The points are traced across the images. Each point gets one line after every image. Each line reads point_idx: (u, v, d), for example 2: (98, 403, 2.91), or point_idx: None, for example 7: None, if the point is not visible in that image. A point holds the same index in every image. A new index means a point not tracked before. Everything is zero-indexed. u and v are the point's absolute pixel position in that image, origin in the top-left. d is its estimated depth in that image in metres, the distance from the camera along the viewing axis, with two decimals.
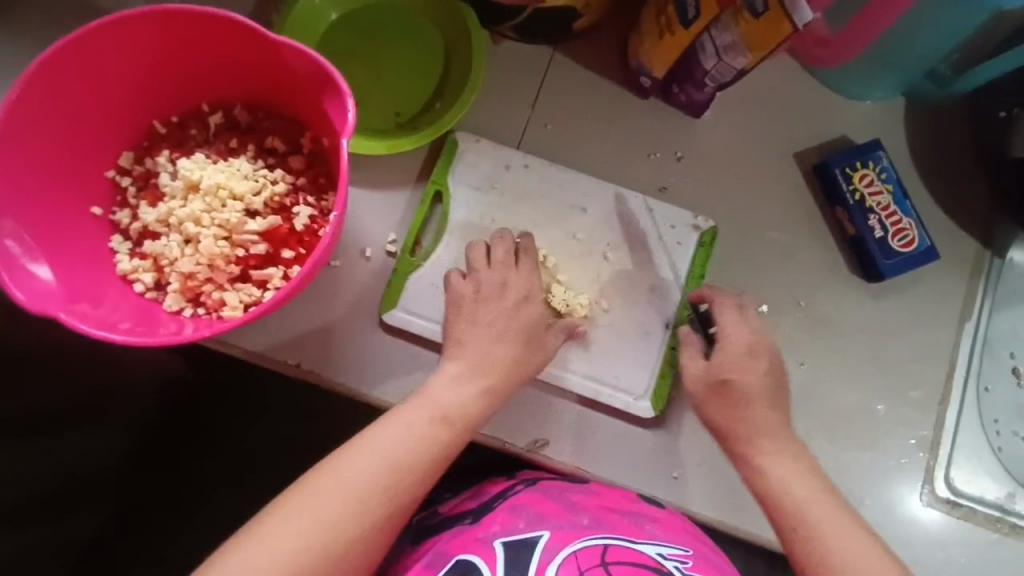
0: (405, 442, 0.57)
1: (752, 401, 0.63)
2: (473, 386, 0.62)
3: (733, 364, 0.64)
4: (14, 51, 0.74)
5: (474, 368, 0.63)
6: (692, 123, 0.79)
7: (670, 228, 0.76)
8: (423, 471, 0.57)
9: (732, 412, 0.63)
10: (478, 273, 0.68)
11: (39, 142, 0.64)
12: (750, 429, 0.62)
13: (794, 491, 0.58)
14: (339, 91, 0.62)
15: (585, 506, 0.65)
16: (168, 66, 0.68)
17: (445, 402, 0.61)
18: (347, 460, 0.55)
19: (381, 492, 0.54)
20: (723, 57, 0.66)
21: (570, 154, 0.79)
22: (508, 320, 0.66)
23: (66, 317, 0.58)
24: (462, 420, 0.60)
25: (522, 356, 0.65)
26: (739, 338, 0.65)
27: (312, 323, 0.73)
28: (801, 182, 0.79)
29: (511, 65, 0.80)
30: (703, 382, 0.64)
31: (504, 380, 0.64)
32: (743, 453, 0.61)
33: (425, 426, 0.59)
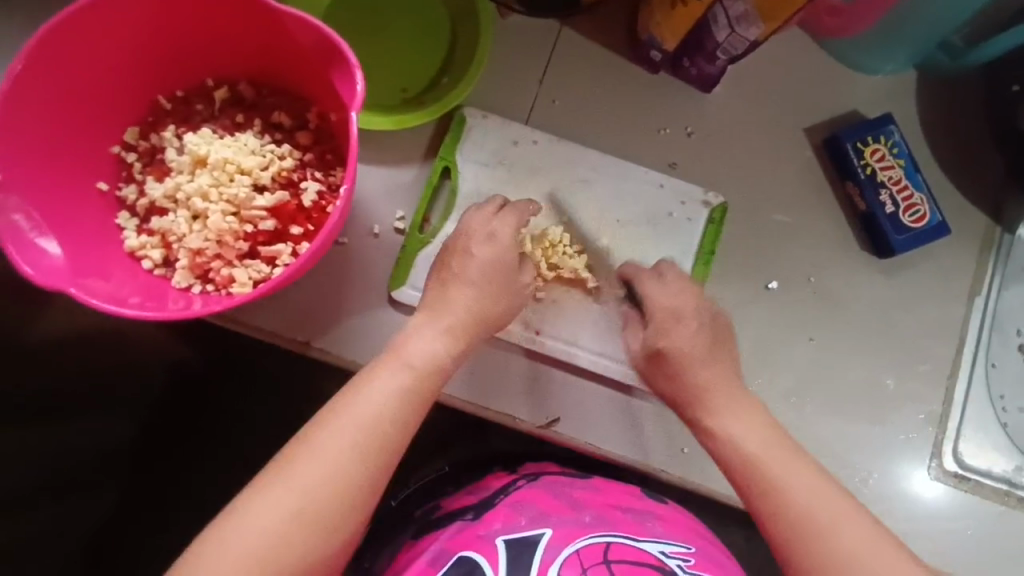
0: (373, 401, 0.56)
1: (691, 360, 0.63)
2: (435, 330, 0.61)
3: (665, 332, 0.65)
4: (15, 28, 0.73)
5: (437, 315, 0.62)
6: (703, 98, 0.78)
7: (680, 204, 0.76)
8: (395, 424, 0.55)
9: (675, 381, 0.64)
10: (460, 227, 0.67)
11: (43, 115, 0.63)
12: (693, 395, 0.62)
13: (742, 443, 0.59)
14: (346, 63, 0.62)
15: (588, 503, 0.68)
16: (171, 39, 0.67)
17: (407, 351, 0.60)
18: (319, 429, 0.54)
19: (357, 454, 0.53)
20: (735, 28, 0.65)
21: (578, 130, 0.78)
22: (472, 263, 0.64)
23: (76, 292, 0.58)
24: (428, 367, 0.59)
25: (489, 297, 0.64)
26: (662, 300, 0.67)
27: (321, 301, 0.73)
28: (812, 158, 0.78)
29: (519, 39, 0.79)
30: (647, 355, 0.66)
31: (471, 323, 0.63)
32: (692, 415, 0.62)
33: (391, 379, 0.57)
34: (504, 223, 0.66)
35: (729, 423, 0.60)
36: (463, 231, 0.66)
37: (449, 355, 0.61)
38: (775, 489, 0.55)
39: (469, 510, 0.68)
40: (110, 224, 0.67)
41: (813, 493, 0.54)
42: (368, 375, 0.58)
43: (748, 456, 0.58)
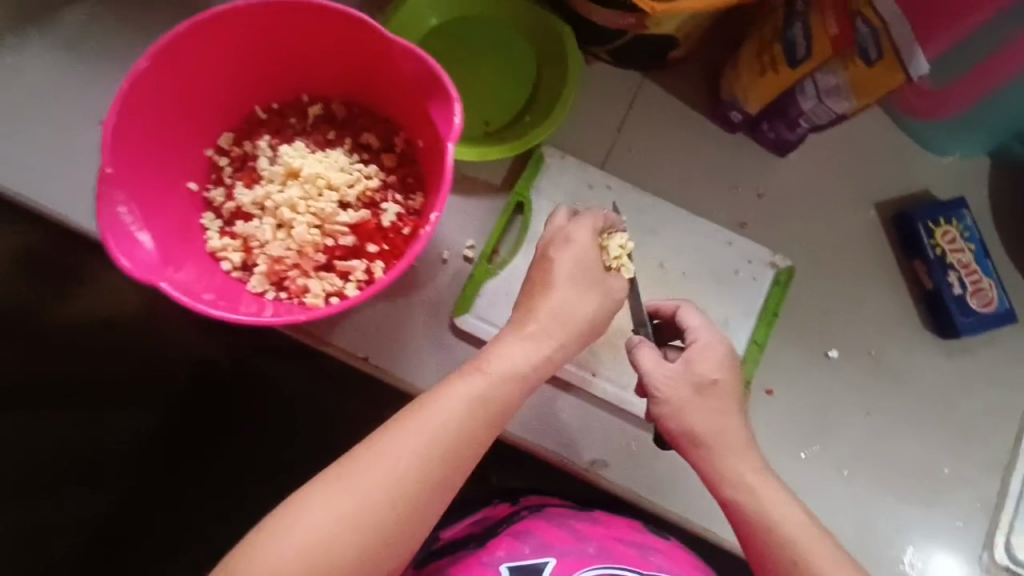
0: (453, 405, 0.55)
1: (728, 400, 0.60)
2: (523, 341, 0.60)
3: (711, 363, 0.61)
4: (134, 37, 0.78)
5: (526, 327, 0.60)
6: (777, 161, 0.79)
7: (747, 263, 0.76)
8: (472, 434, 0.55)
9: (716, 421, 0.59)
10: (551, 236, 0.64)
11: (153, 114, 0.65)
12: (727, 443, 0.59)
13: (779, 506, 0.57)
14: (445, 95, 0.64)
15: (593, 534, 0.69)
16: (278, 54, 0.69)
17: (495, 360, 0.58)
18: (391, 430, 0.54)
19: (424, 467, 0.53)
20: (824, 100, 0.67)
21: (652, 179, 0.79)
22: (568, 264, 0.62)
23: (165, 287, 0.59)
24: (512, 377, 0.58)
25: (574, 302, 0.61)
26: (711, 335, 0.62)
27: (387, 322, 0.74)
28: (880, 233, 0.79)
29: (602, 87, 0.81)
30: (689, 384, 0.60)
31: (575, 331, 0.61)
32: (720, 466, 0.59)
33: (475, 397, 0.56)
34: (587, 226, 0.64)
35: (760, 479, 0.58)
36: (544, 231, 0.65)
37: (536, 367, 0.59)
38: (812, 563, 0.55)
39: (472, 541, 0.70)
40: (195, 223, 0.69)
41: None
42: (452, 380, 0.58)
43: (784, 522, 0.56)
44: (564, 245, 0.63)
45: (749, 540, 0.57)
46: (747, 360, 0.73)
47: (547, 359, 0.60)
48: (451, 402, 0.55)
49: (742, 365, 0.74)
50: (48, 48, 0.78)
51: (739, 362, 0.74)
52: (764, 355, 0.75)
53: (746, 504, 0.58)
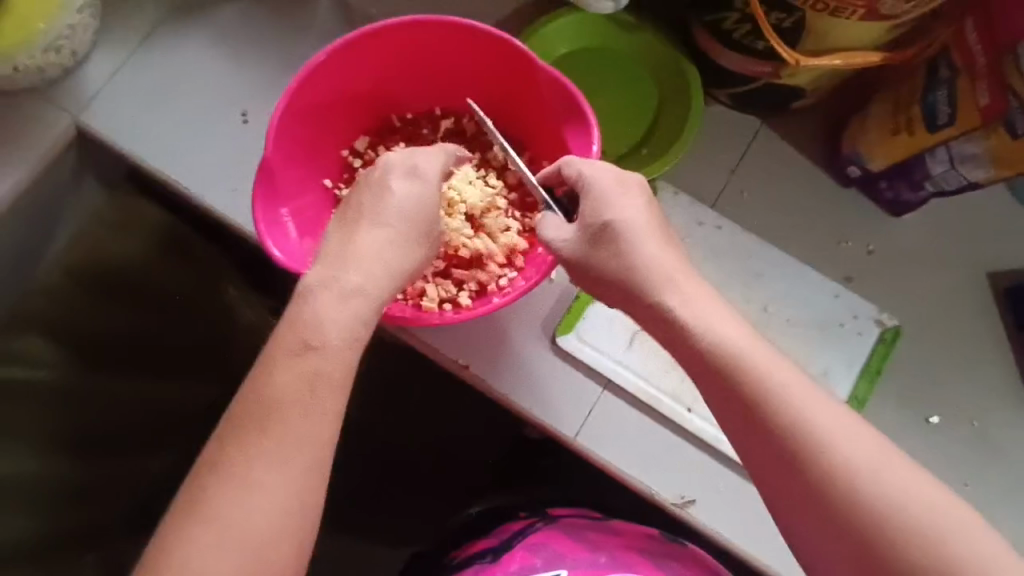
0: (270, 390, 0.54)
1: (636, 231, 0.60)
2: (335, 291, 0.56)
3: (604, 212, 0.60)
4: (287, 44, 0.84)
5: (346, 274, 0.57)
6: (888, 220, 0.79)
7: (852, 317, 0.76)
8: (306, 415, 0.53)
9: (625, 261, 0.60)
10: (369, 186, 0.61)
11: (307, 112, 0.69)
12: (662, 276, 0.59)
13: (813, 427, 0.53)
14: (584, 124, 0.67)
15: (604, 546, 0.77)
16: (423, 68, 0.73)
17: (312, 325, 0.55)
18: (245, 426, 0.53)
19: (289, 452, 0.52)
20: (957, 166, 0.68)
21: (760, 223, 0.80)
22: (387, 206, 0.60)
23: (307, 275, 0.62)
24: (324, 342, 0.55)
25: (398, 252, 0.60)
26: (597, 178, 0.61)
27: (489, 333, 0.76)
28: (990, 303, 0.78)
29: (719, 129, 0.82)
30: (585, 234, 0.61)
31: (388, 278, 0.58)
32: (755, 394, 0.54)
33: (289, 367, 0.54)
34: (437, 167, 0.63)
35: (790, 397, 0.54)
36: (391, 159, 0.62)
37: (366, 320, 0.57)
38: (869, 483, 0.51)
39: (488, 553, 0.78)
40: (326, 218, 0.73)
41: (868, 452, 0.52)
42: (258, 367, 0.55)
43: (823, 443, 0.52)
44: (418, 187, 0.62)
45: (792, 470, 0.53)
46: None
47: (370, 313, 0.57)
48: (262, 387, 0.54)
49: None
50: (203, 41, 0.84)
51: None
52: (862, 412, 0.75)
53: (778, 440, 0.53)
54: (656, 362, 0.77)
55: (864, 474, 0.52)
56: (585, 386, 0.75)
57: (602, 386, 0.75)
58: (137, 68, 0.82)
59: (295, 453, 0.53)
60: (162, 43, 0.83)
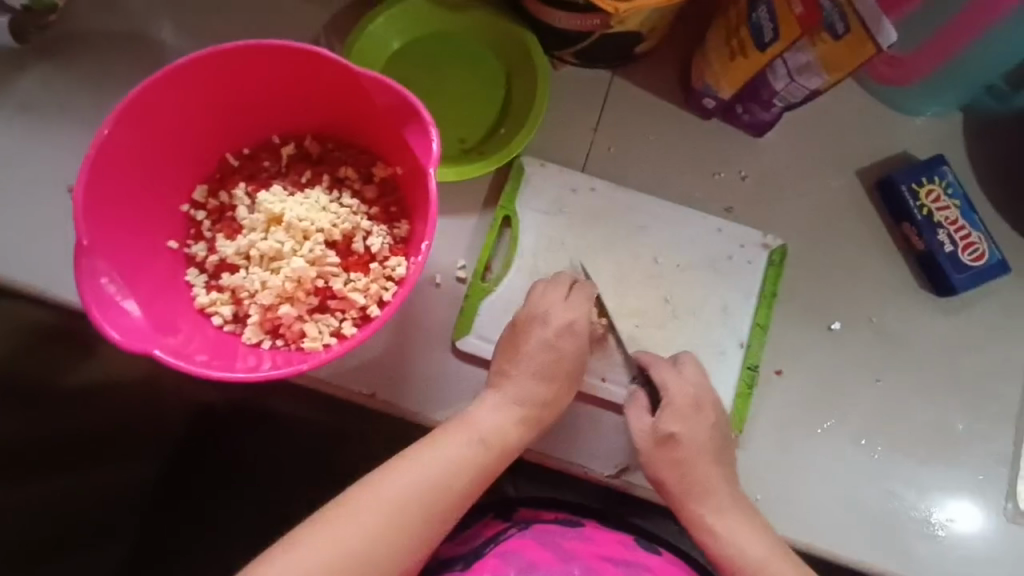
0: (430, 466, 0.61)
1: (696, 456, 0.67)
2: (507, 410, 0.65)
3: (670, 418, 0.67)
4: (101, 101, 0.78)
5: (518, 406, 0.66)
6: (755, 142, 0.79)
7: (740, 247, 0.76)
8: (433, 511, 0.60)
9: (675, 467, 0.67)
10: (541, 309, 0.68)
11: (125, 176, 0.64)
12: (703, 485, 0.66)
13: (761, 560, 0.64)
14: (420, 121, 0.64)
15: (579, 553, 0.74)
16: (243, 101, 0.68)
17: (487, 423, 0.64)
18: (389, 479, 0.60)
19: (405, 526, 0.58)
20: (795, 78, 0.67)
21: (634, 174, 0.79)
22: (553, 352, 0.67)
23: (158, 352, 0.58)
24: (501, 444, 0.64)
25: (563, 390, 0.67)
26: (673, 381, 0.68)
27: (388, 354, 0.73)
28: (866, 200, 0.79)
29: (573, 89, 0.80)
30: (652, 438, 0.67)
31: (541, 409, 0.66)
32: (713, 534, 0.65)
33: (463, 452, 0.62)
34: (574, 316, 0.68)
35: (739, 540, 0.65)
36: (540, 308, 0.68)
37: (518, 439, 0.65)
38: None
39: (459, 561, 0.75)
40: (180, 281, 0.68)
41: None
42: (455, 436, 0.63)
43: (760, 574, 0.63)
44: (575, 333, 0.68)
45: None
46: (752, 343, 0.74)
47: (525, 434, 0.66)
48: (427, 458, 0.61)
49: (748, 349, 0.74)
50: (7, 118, 0.76)
51: (744, 346, 0.74)
52: (768, 336, 0.75)
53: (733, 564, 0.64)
54: None
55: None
56: None
57: None
58: None
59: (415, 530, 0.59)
60: None
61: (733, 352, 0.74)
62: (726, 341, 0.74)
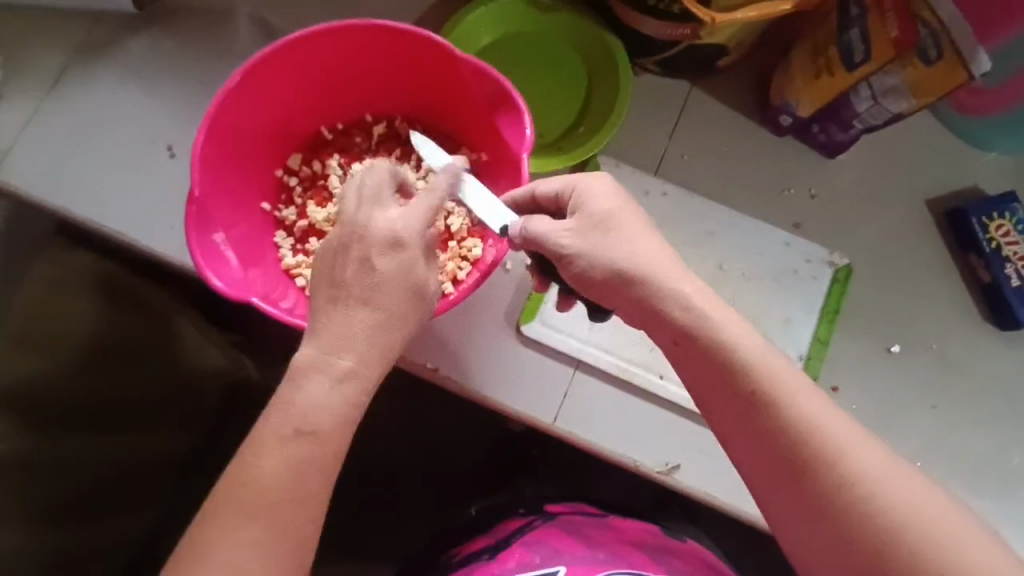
0: (268, 467, 0.51)
1: (645, 228, 0.57)
2: (330, 374, 0.53)
3: (588, 223, 0.57)
4: (207, 70, 0.82)
5: (339, 357, 0.54)
6: (826, 162, 0.81)
7: (805, 262, 0.78)
8: (291, 506, 0.51)
9: (622, 247, 0.56)
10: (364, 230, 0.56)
11: (234, 135, 0.68)
12: (669, 265, 0.55)
13: (846, 456, 0.49)
14: (514, 109, 0.67)
15: (603, 540, 0.77)
16: (345, 77, 0.72)
17: (306, 411, 0.52)
18: (223, 504, 0.51)
19: (261, 543, 0.50)
20: (880, 100, 0.69)
21: (705, 184, 0.81)
22: (374, 284, 0.55)
23: (256, 302, 0.61)
24: (337, 422, 0.53)
25: (400, 320, 0.56)
26: (584, 178, 0.59)
27: (455, 332, 0.75)
28: (933, 228, 0.80)
29: (652, 96, 0.83)
30: (586, 228, 0.57)
31: (387, 351, 0.56)
32: (782, 428, 0.50)
33: (292, 445, 0.52)
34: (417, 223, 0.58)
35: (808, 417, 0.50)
36: (347, 232, 0.56)
37: (358, 403, 0.54)
38: (876, 493, 0.48)
39: (485, 551, 0.77)
40: (268, 242, 0.71)
41: (905, 488, 0.48)
42: (271, 447, 0.52)
43: (851, 473, 0.48)
44: (415, 263, 0.57)
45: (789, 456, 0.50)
46: (811, 357, 0.75)
47: (364, 391, 0.55)
48: (250, 480, 0.51)
49: (807, 363, 0.75)
50: (120, 77, 0.81)
51: (803, 360, 0.75)
52: (827, 352, 0.76)
53: (813, 477, 0.49)
54: (622, 335, 0.76)
55: (888, 493, 0.48)
56: (557, 369, 0.75)
57: (573, 367, 0.75)
58: (52, 115, 0.79)
59: (287, 542, 0.51)
60: (76, 87, 0.80)
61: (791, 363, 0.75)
62: (785, 353, 0.75)
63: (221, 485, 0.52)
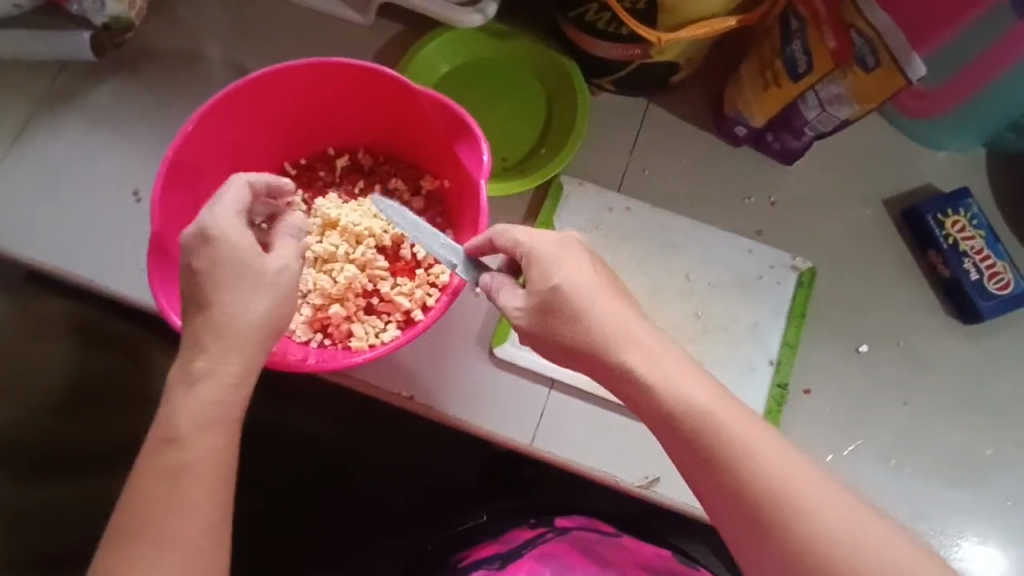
0: (146, 481, 0.52)
1: (589, 294, 0.56)
2: (183, 381, 0.54)
3: (556, 286, 0.56)
4: (169, 112, 0.83)
5: (192, 360, 0.54)
6: (783, 169, 0.83)
7: (770, 268, 0.79)
8: (175, 512, 0.52)
9: (572, 321, 0.56)
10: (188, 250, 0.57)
11: (195, 179, 0.68)
12: (619, 332, 0.55)
13: (813, 507, 0.49)
14: (472, 137, 0.68)
15: (615, 560, 0.77)
16: (304, 114, 0.73)
17: (167, 420, 0.53)
18: (120, 521, 0.52)
19: (153, 553, 0.51)
20: (827, 108, 0.71)
21: (667, 197, 0.82)
22: (204, 288, 0.56)
23: None
24: (200, 425, 0.53)
25: (236, 307, 0.55)
26: (551, 242, 0.59)
27: (427, 359, 0.75)
28: (892, 228, 0.82)
29: (611, 115, 0.84)
30: (538, 306, 0.57)
31: (235, 341, 0.55)
32: (750, 489, 0.50)
33: (163, 455, 0.53)
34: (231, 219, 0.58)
35: (784, 467, 0.50)
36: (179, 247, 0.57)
37: (221, 398, 0.54)
38: (834, 548, 0.48)
39: (496, 559, 0.76)
40: None
41: (859, 538, 0.48)
42: (146, 464, 0.53)
43: (821, 530, 0.48)
44: (234, 258, 0.56)
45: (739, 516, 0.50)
46: (781, 361, 0.76)
47: (226, 389, 0.54)
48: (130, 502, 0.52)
49: (777, 368, 0.76)
50: (84, 124, 0.82)
51: (774, 364, 0.76)
52: (797, 355, 0.77)
53: (786, 536, 0.49)
54: None
55: (849, 545, 0.48)
56: (533, 391, 0.75)
57: (548, 387, 0.75)
58: (14, 165, 0.80)
59: (175, 552, 0.51)
60: (39, 137, 0.81)
61: (762, 368, 0.76)
62: (756, 359, 0.76)
63: (113, 512, 0.53)
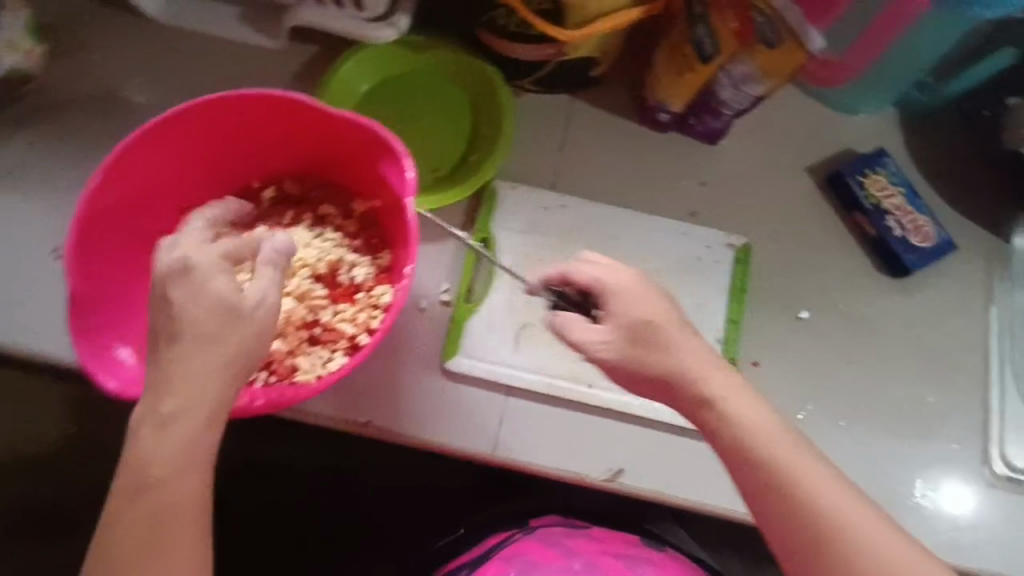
0: (124, 523, 0.52)
1: (678, 336, 0.58)
2: (157, 423, 0.52)
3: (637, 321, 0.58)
4: (81, 161, 0.80)
5: (165, 402, 0.52)
6: (710, 150, 0.84)
7: (706, 248, 0.81)
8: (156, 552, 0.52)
9: (658, 356, 0.57)
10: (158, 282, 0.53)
11: (108, 230, 0.67)
12: (698, 370, 0.57)
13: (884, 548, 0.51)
14: (395, 153, 0.67)
15: (583, 550, 0.77)
16: (220, 149, 0.71)
17: (140, 465, 0.52)
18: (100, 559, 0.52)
19: None
20: (740, 87, 0.73)
21: (600, 190, 0.83)
22: (175, 320, 0.52)
23: None
24: (173, 466, 0.52)
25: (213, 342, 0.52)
26: (617, 277, 0.59)
27: (380, 381, 0.74)
28: (819, 195, 0.84)
29: (536, 115, 0.84)
30: (627, 339, 0.58)
31: (213, 379, 0.52)
32: (820, 523, 0.52)
33: (141, 498, 0.52)
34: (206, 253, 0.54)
35: (845, 509, 0.52)
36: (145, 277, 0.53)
37: (198, 440, 0.53)
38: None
39: (465, 566, 0.77)
40: None
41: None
42: (119, 505, 0.52)
43: (878, 565, 0.51)
44: (206, 291, 0.53)
45: (799, 543, 0.53)
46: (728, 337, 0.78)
47: (200, 428, 0.52)
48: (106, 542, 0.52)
49: (725, 344, 0.78)
50: None
51: (721, 342, 0.78)
52: (743, 330, 0.79)
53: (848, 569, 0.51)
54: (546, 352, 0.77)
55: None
56: (489, 400, 0.75)
57: (504, 394, 0.75)
58: None
59: None
60: None
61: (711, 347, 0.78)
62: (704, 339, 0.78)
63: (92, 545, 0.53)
